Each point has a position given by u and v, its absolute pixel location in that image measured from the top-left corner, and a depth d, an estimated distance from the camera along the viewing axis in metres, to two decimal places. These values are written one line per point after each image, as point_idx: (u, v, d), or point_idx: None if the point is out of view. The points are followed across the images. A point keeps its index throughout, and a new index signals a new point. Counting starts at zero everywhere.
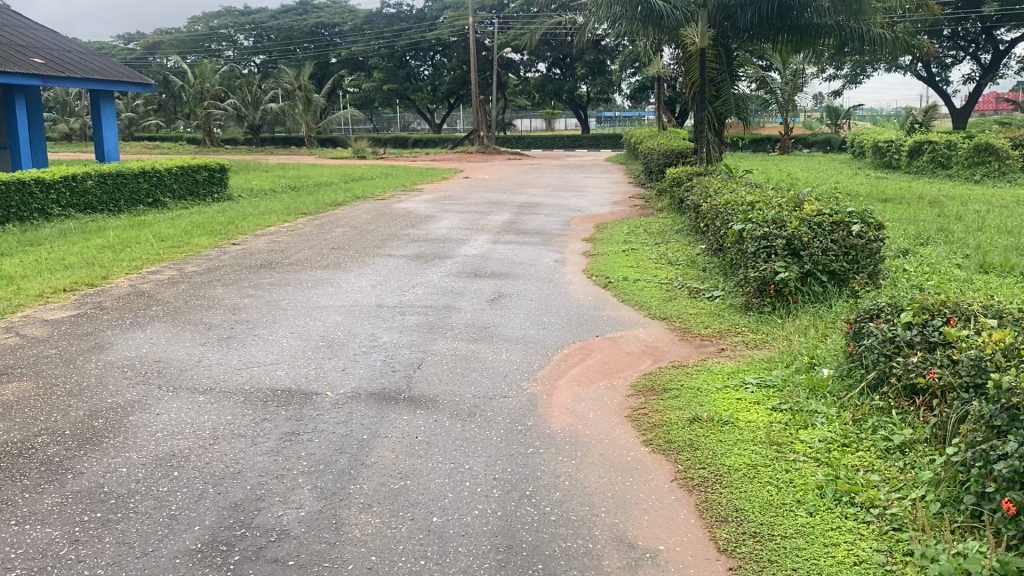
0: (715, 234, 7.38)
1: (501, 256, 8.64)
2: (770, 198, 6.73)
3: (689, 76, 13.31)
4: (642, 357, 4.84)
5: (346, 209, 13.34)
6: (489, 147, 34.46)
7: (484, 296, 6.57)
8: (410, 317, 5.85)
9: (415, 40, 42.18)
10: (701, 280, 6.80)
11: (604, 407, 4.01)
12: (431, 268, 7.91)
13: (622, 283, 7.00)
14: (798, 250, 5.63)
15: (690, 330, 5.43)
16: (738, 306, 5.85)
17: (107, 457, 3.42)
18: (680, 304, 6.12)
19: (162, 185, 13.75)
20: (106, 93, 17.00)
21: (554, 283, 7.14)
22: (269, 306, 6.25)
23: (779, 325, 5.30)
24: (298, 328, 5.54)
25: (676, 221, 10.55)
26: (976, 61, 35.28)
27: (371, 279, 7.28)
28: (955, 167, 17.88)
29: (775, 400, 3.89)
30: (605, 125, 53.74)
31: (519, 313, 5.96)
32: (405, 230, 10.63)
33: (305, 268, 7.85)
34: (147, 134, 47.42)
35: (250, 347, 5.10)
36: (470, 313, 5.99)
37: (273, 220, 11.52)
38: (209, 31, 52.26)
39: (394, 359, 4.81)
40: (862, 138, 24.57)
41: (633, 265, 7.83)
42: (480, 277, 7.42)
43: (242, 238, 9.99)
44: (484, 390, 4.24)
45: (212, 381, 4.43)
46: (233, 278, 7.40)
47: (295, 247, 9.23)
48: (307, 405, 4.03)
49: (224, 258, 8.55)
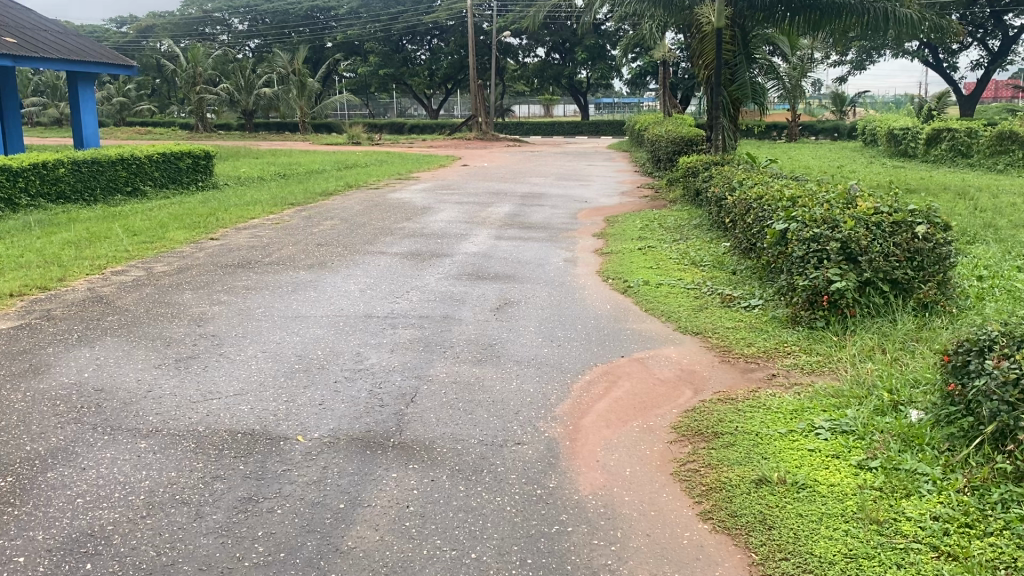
0: (746, 233, 6.59)
1: (505, 254, 7.83)
2: (815, 193, 5.90)
3: (703, 58, 12.43)
4: (678, 386, 4.04)
5: (338, 199, 12.53)
6: (488, 133, 33.52)
7: (487, 304, 5.77)
8: (402, 331, 5.05)
9: (412, 23, 41.17)
10: (734, 285, 6.01)
11: (643, 458, 3.23)
12: (427, 268, 7.09)
13: (643, 287, 6.19)
14: (854, 255, 4.84)
15: (730, 348, 4.64)
16: (783, 318, 5.07)
17: (3, 540, 2.62)
18: (715, 315, 5.33)
19: (142, 173, 12.93)
20: (85, 74, 16.09)
21: (566, 288, 6.34)
22: (244, 316, 5.44)
23: (837, 346, 4.51)
24: (272, 345, 4.73)
25: (693, 214, 9.75)
26: (985, 47, 34.43)
27: (360, 281, 6.48)
28: (976, 156, 17.02)
29: (859, 454, 3.11)
30: (605, 111, 52.95)
31: (529, 326, 5.17)
32: (399, 224, 9.82)
33: (287, 268, 7.06)
34: (139, 119, 46.41)
35: (215, 371, 4.30)
36: (473, 325, 5.20)
37: (258, 213, 10.70)
38: (202, 14, 51.14)
39: (382, 388, 4.01)
40: (874, 125, 23.69)
41: (652, 266, 7.03)
42: (483, 280, 6.61)
43: (222, 233, 9.17)
44: (492, 433, 3.44)
45: (160, 420, 3.61)
46: (204, 281, 6.58)
47: (278, 242, 8.43)
48: (272, 457, 3.23)
49: (199, 256, 7.74)
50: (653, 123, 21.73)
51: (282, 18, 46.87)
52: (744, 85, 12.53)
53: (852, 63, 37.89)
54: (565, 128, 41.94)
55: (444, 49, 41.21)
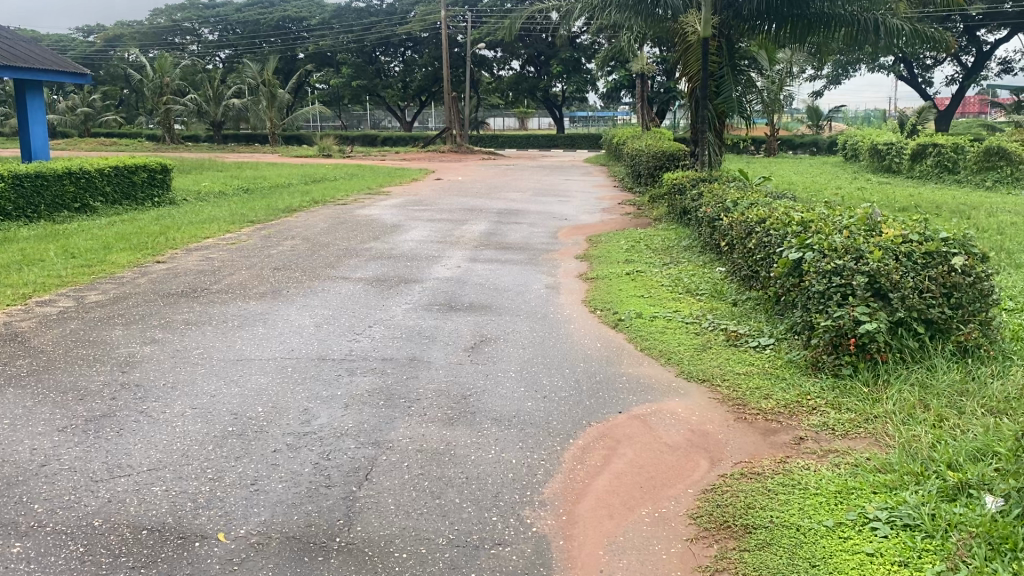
0: (749, 259, 5.96)
1: (481, 279, 7.14)
2: (829, 216, 5.29)
3: (686, 69, 11.79)
4: (691, 453, 3.38)
5: (302, 216, 11.77)
6: (463, 146, 32.83)
7: (461, 341, 5.06)
8: (360, 379, 4.32)
9: (386, 35, 40.44)
10: (738, 320, 5.36)
11: (658, 564, 2.55)
12: (393, 297, 6.38)
13: (635, 321, 5.52)
14: (883, 291, 4.22)
15: (745, 402, 3.98)
16: (802, 363, 4.41)
17: None
18: (721, 356, 4.67)
19: (93, 188, 12.10)
20: (35, 83, 15.19)
21: (549, 321, 5.66)
22: (179, 360, 4.69)
23: (870, 402, 3.86)
24: (204, 401, 3.98)
25: (681, 235, 9.13)
26: (959, 62, 34.41)
27: (317, 314, 5.75)
28: (963, 172, 16.58)
29: (932, 560, 2.44)
30: (580, 124, 52.60)
31: (509, 370, 4.46)
32: (366, 244, 9.11)
33: (236, 297, 6.33)
34: (105, 131, 45.15)
35: (132, 435, 3.55)
36: (444, 370, 4.49)
37: (214, 231, 9.93)
38: (171, 23, 50.04)
39: (330, 462, 3.29)
40: (855, 140, 23.33)
41: (643, 294, 6.36)
42: (457, 311, 5.91)
43: (171, 254, 8.40)
44: (466, 529, 2.73)
45: (46, 511, 2.86)
46: (139, 314, 5.81)
47: (231, 266, 7.70)
48: (179, 571, 2.49)
49: (141, 282, 6.98)
50: (631, 137, 21.21)
51: (253, 28, 45.97)
52: (730, 100, 11.77)
53: (827, 77, 37.73)
54: (540, 141, 41.43)
55: (417, 60, 40.57)
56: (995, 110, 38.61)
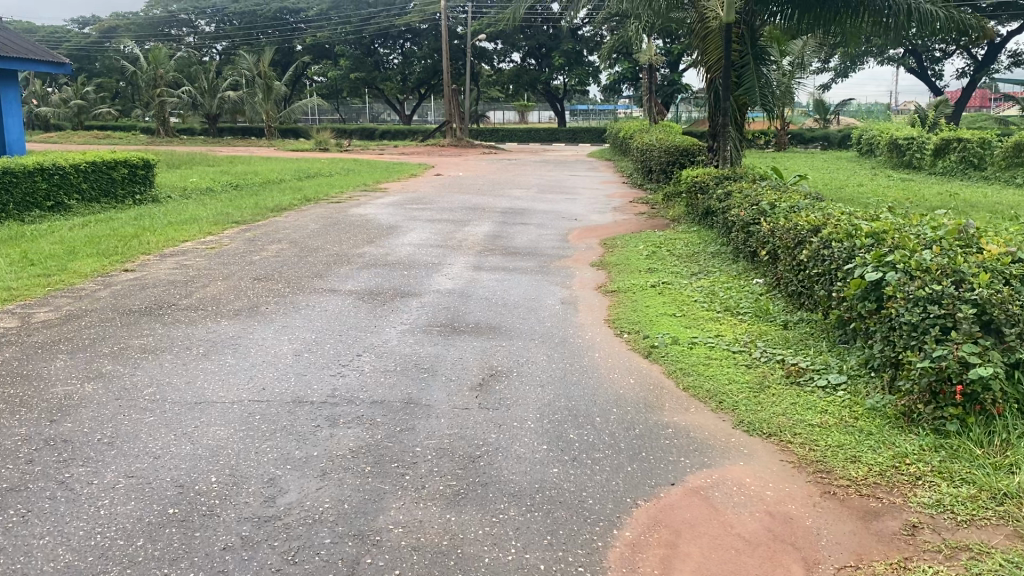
0: (802, 274, 5.13)
1: (487, 293, 6.30)
2: (907, 227, 4.45)
3: (706, 57, 10.90)
4: (781, 556, 2.56)
5: (291, 216, 10.93)
6: (463, 140, 31.94)
7: (467, 376, 4.22)
8: (344, 433, 3.46)
9: (384, 26, 39.39)
10: (796, 350, 4.52)
11: None
12: (387, 316, 5.53)
13: (671, 347, 4.67)
14: (995, 326, 3.39)
15: (831, 470, 3.15)
16: (890, 412, 3.57)
17: None
18: (786, 399, 3.84)
19: (68, 186, 11.24)
20: (9, 74, 14.22)
21: (570, 347, 4.82)
22: (123, 403, 3.84)
23: (994, 473, 3.01)
24: (143, 468, 3.13)
25: (706, 239, 8.31)
26: (970, 55, 33.50)
27: (297, 338, 4.91)
28: (990, 169, 15.72)
29: None
30: (581, 118, 51.67)
31: (526, 419, 3.63)
32: (359, 249, 8.27)
33: (205, 315, 5.51)
34: (99, 124, 44.16)
35: (41, 523, 2.71)
36: (447, 419, 3.63)
37: (193, 233, 9.08)
38: (167, 14, 49.06)
39: (296, 570, 2.44)
40: (871, 134, 22.45)
41: (674, 311, 5.53)
42: (462, 335, 5.07)
43: (142, 261, 7.56)
44: None
45: None
46: (90, 338, 4.96)
47: (206, 276, 6.87)
48: None
49: (100, 297, 6.13)
50: (638, 130, 20.34)
51: (249, 19, 45.10)
52: (753, 90, 10.73)
53: (835, 70, 36.75)
54: (541, 134, 40.57)
55: (416, 52, 39.64)
56: (1003, 102, 37.79)
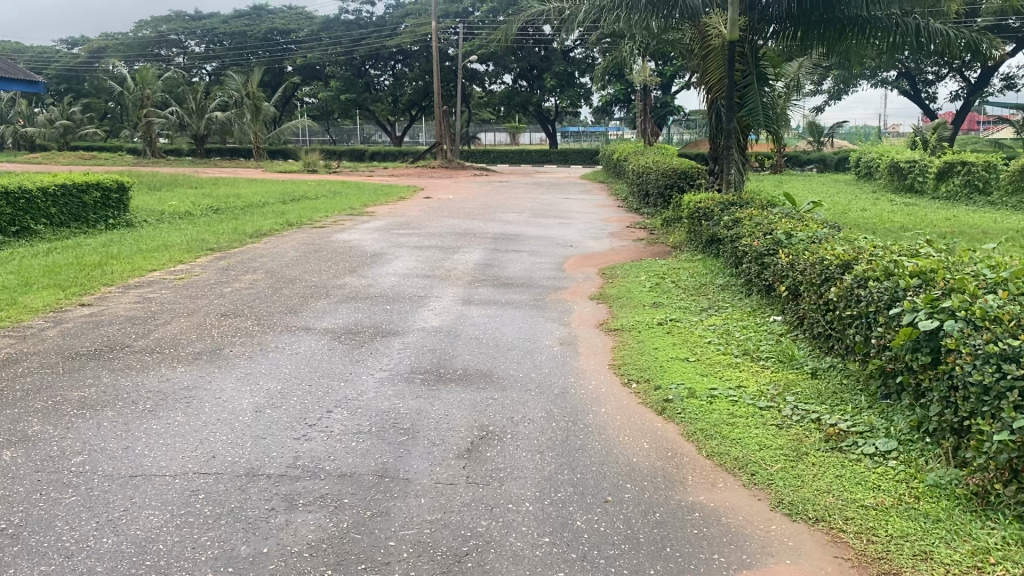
0: (832, 316, 4.56)
1: (478, 331, 5.71)
2: (957, 266, 3.87)
3: (706, 77, 10.36)
4: None
5: (271, 242, 10.35)
6: (453, 161, 31.46)
7: (455, 440, 3.62)
8: (304, 518, 2.86)
9: (375, 47, 38.94)
10: (831, 406, 3.94)
11: None
12: (366, 360, 4.93)
13: (688, 401, 4.09)
14: None
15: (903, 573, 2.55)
16: (959, 493, 2.98)
17: None
18: (829, 472, 3.25)
19: (35, 210, 10.62)
20: None
21: (574, 400, 4.23)
22: (43, 478, 3.22)
23: None
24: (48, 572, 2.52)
25: (712, 270, 7.75)
26: (964, 78, 33.25)
27: (260, 390, 4.31)
28: (995, 193, 15.25)
29: None
30: (572, 139, 51.32)
31: (524, 499, 3.03)
32: (339, 279, 7.68)
33: (160, 360, 4.90)
34: (85, 144, 43.48)
35: None
36: (428, 498, 3.03)
37: (162, 262, 8.48)
38: (156, 34, 48.52)
39: None
40: (869, 158, 22.03)
41: (687, 356, 4.94)
42: (448, 384, 4.47)
43: (102, 295, 6.94)
44: None
45: None
46: (24, 389, 4.34)
47: (169, 311, 6.27)
48: None
49: (47, 336, 5.52)
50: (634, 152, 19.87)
51: (239, 40, 44.64)
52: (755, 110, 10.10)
53: (828, 92, 36.49)
54: (533, 157, 40.15)
55: (407, 74, 39.26)
56: (996, 125, 37.54)
